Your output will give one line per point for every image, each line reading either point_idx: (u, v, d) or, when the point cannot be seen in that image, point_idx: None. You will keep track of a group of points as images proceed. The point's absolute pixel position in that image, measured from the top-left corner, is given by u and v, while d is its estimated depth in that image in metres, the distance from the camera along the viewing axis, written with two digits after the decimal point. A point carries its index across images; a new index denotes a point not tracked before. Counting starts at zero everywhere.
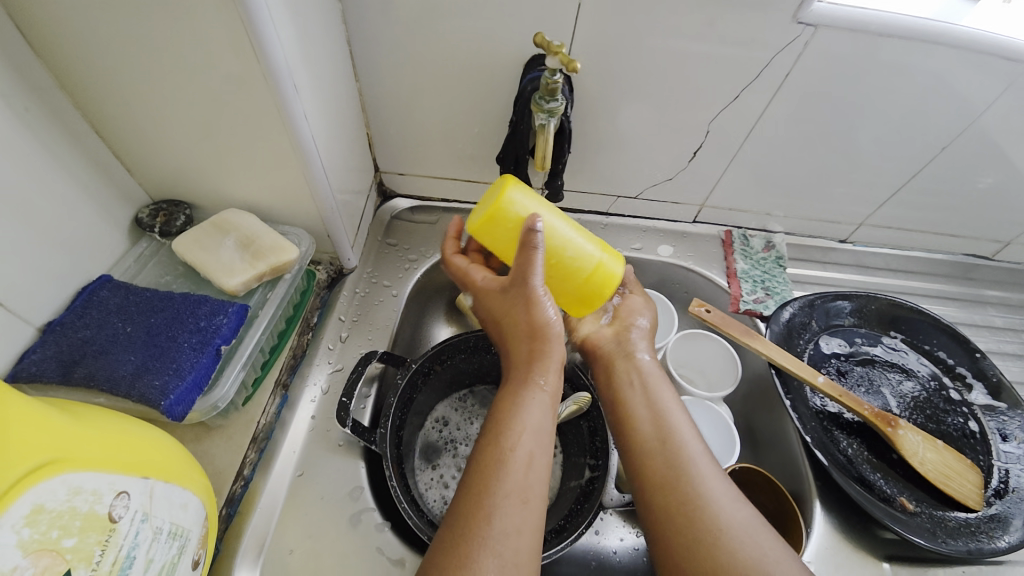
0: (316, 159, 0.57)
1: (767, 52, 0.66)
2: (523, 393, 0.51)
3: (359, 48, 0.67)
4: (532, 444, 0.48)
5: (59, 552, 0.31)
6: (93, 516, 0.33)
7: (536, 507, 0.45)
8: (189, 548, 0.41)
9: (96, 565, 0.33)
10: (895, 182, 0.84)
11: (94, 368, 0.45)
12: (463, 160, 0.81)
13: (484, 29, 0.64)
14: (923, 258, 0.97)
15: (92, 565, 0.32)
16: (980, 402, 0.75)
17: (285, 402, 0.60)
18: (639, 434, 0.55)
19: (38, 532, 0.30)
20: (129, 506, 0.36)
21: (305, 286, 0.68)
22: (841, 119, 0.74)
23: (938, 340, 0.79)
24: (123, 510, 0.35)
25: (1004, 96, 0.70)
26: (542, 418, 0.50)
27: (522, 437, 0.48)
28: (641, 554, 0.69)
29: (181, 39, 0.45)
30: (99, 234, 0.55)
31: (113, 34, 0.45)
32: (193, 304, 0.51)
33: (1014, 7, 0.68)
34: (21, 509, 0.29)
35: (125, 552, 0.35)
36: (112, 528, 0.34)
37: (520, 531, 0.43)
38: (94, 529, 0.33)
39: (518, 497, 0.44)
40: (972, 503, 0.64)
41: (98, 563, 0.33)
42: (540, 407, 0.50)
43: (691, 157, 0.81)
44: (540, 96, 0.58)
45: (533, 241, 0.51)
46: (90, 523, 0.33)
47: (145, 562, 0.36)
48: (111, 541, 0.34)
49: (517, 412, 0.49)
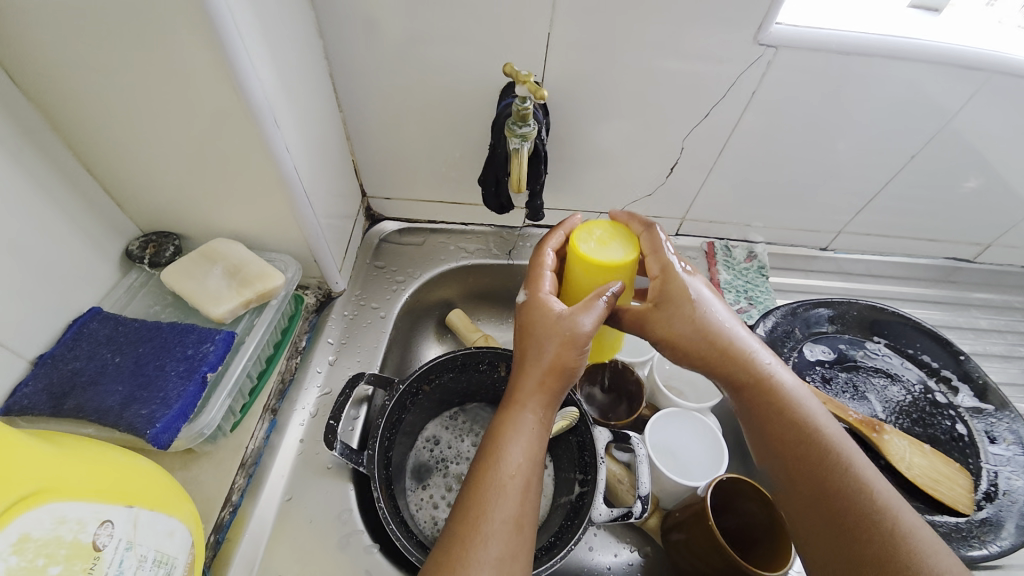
0: (300, 188, 0.59)
1: (733, 70, 0.69)
2: (520, 418, 0.52)
3: (341, 80, 0.69)
4: (528, 471, 0.49)
5: None
6: (78, 544, 0.34)
7: (529, 533, 0.46)
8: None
9: None
10: (870, 189, 0.86)
11: (83, 400, 0.46)
12: (447, 182, 0.83)
13: (461, 58, 0.67)
14: (906, 263, 0.99)
15: None
16: (967, 405, 0.75)
17: (274, 427, 0.61)
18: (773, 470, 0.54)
19: (25, 560, 0.31)
20: (113, 534, 0.36)
21: (294, 311, 0.70)
22: (812, 131, 0.77)
23: (920, 344, 0.80)
24: (107, 539, 0.36)
25: (973, 100, 0.72)
26: (537, 442, 0.51)
27: (519, 463, 0.49)
28: (635, 570, 0.69)
29: (166, 81, 0.48)
30: (90, 267, 0.57)
31: (102, 78, 0.47)
32: (182, 333, 0.52)
33: (969, 21, 0.72)
34: (9, 537, 0.30)
35: None
36: (96, 556, 0.35)
37: (515, 556, 0.45)
38: (79, 557, 0.34)
39: (512, 524, 0.46)
40: (963, 507, 0.64)
41: None
42: (535, 430, 0.51)
43: (669, 172, 0.83)
44: (513, 124, 0.61)
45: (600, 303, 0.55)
46: (76, 552, 0.33)
47: None
48: (95, 568, 0.34)
49: (517, 436, 0.50)
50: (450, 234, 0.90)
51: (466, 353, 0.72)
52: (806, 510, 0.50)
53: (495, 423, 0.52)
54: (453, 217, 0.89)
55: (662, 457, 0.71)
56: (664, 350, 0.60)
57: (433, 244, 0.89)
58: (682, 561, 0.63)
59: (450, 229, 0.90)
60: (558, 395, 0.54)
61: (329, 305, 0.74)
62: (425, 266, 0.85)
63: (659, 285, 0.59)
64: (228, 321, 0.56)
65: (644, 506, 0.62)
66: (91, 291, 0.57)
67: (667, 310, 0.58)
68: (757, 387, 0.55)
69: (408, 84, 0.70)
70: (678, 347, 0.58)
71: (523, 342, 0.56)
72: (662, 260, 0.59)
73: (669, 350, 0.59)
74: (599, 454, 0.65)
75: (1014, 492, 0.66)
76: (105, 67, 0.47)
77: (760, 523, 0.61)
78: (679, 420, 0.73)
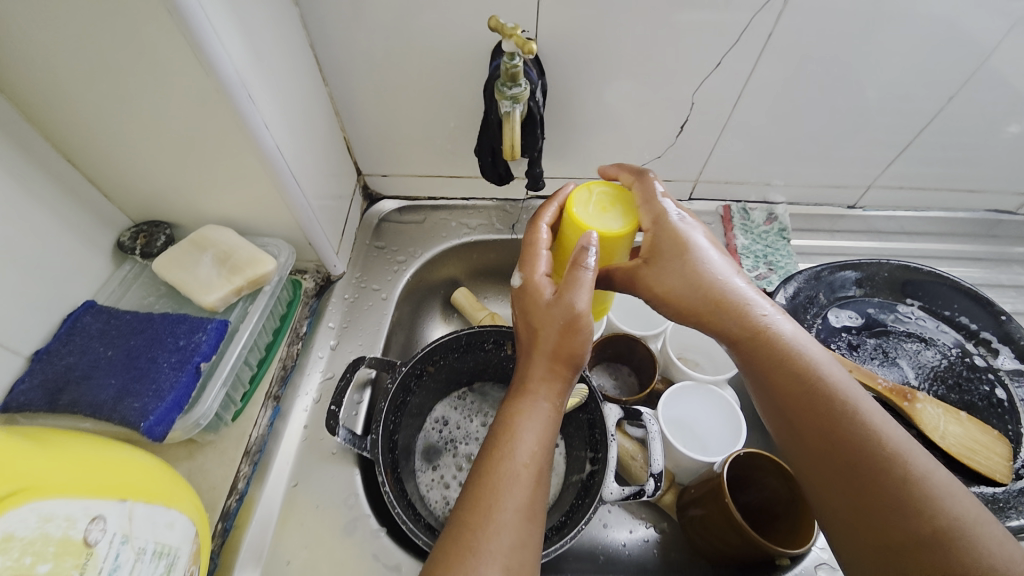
0: (284, 167, 0.56)
1: (746, 13, 0.62)
2: (533, 406, 0.49)
3: (323, 51, 0.65)
4: (542, 459, 0.47)
5: None
6: (68, 541, 0.33)
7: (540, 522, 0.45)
8: (179, 566, 0.42)
9: None
10: (902, 138, 0.79)
11: (77, 395, 0.46)
12: (443, 155, 0.79)
13: (446, 19, 0.62)
14: (941, 218, 0.91)
15: None
16: (1007, 368, 0.70)
17: (278, 413, 0.60)
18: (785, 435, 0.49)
19: (12, 559, 0.30)
20: (106, 529, 0.36)
21: (291, 296, 0.69)
22: (837, 76, 0.70)
23: (959, 305, 0.74)
24: (99, 534, 0.35)
25: (1010, 34, 0.65)
26: (550, 429, 0.49)
27: (533, 453, 0.47)
28: (651, 546, 0.67)
29: (129, 58, 0.45)
30: (80, 261, 0.56)
31: (63, 59, 0.45)
32: (173, 323, 0.51)
33: None
34: None
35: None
36: (89, 551, 0.34)
37: (527, 545, 0.43)
38: (71, 554, 0.33)
39: (524, 514, 0.44)
40: (1000, 477, 0.60)
41: None
42: (548, 417, 0.49)
43: (679, 131, 0.78)
44: (502, 85, 0.56)
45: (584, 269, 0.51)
46: (66, 548, 0.33)
47: None
48: (89, 565, 0.34)
49: (527, 424, 0.48)
50: (451, 210, 0.86)
51: (469, 332, 0.69)
52: (826, 492, 0.45)
53: (506, 410, 0.50)
54: (452, 192, 0.86)
55: (676, 432, 0.68)
56: (662, 310, 0.55)
57: (434, 221, 0.86)
58: (699, 538, 0.61)
59: (450, 205, 0.87)
60: (571, 378, 0.52)
61: (329, 289, 0.73)
62: (425, 245, 0.82)
63: (651, 238, 0.55)
64: (223, 311, 0.55)
65: (658, 483, 0.59)
66: (85, 284, 0.56)
67: (660, 267, 0.54)
68: (757, 348, 0.50)
69: (394, 53, 0.66)
70: (675, 307, 0.53)
71: (528, 327, 0.53)
72: (654, 210, 0.55)
73: (665, 309, 0.55)
74: (609, 431, 0.62)
75: None
76: (66, 50, 0.44)
77: (783, 499, 0.58)
78: (694, 393, 0.70)
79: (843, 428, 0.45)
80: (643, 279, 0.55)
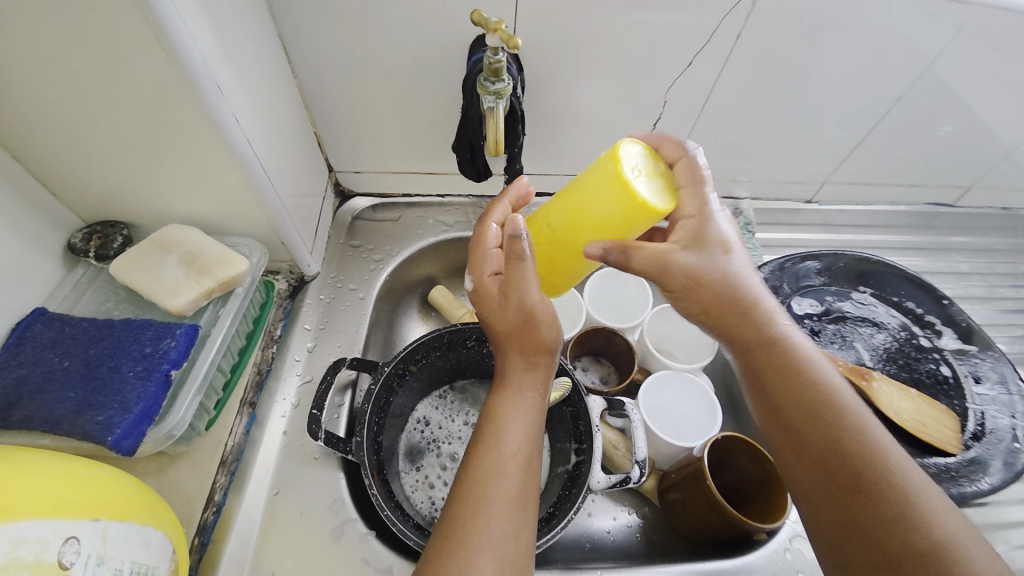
0: (255, 163, 0.54)
1: (714, 16, 0.64)
2: (517, 397, 0.50)
3: (292, 41, 0.63)
4: (530, 448, 0.47)
5: None
6: (41, 565, 0.31)
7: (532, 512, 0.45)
8: None
9: None
10: (854, 137, 0.84)
11: (31, 410, 0.42)
12: (419, 151, 0.78)
13: (422, 13, 0.61)
14: (888, 211, 0.98)
15: None
16: (951, 347, 0.76)
17: (254, 420, 0.58)
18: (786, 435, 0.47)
19: None
20: (81, 551, 0.33)
21: (264, 298, 0.66)
22: (798, 78, 0.73)
23: (906, 291, 0.80)
24: (74, 556, 0.33)
25: (955, 42, 0.70)
26: (535, 418, 0.50)
27: (520, 442, 0.47)
28: (634, 532, 0.69)
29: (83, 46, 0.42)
30: (28, 266, 0.51)
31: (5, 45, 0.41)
32: (137, 330, 0.48)
33: None
34: None
35: None
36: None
37: (520, 534, 0.43)
38: None
39: (515, 503, 0.44)
40: (949, 448, 0.65)
41: None
42: (533, 407, 0.50)
43: (651, 129, 0.80)
44: (486, 78, 0.56)
45: (521, 255, 0.52)
46: (39, 573, 0.31)
47: None
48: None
49: (512, 415, 0.49)
50: (427, 207, 0.85)
51: (452, 329, 0.69)
52: (790, 474, 0.47)
53: (487, 409, 0.50)
54: (428, 189, 0.84)
55: (658, 420, 0.70)
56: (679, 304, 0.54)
57: (410, 219, 0.84)
58: (680, 521, 0.63)
59: (426, 202, 0.85)
60: (550, 364, 0.52)
61: (303, 290, 0.70)
62: (402, 243, 0.81)
63: (693, 227, 0.53)
64: (191, 315, 0.52)
65: (641, 470, 0.61)
66: (34, 291, 0.52)
67: (694, 254, 0.52)
68: (775, 353, 0.49)
69: (368, 46, 0.64)
70: (691, 301, 0.52)
71: (495, 328, 0.54)
72: (699, 199, 0.52)
73: (680, 305, 0.53)
74: (594, 423, 0.64)
75: (999, 431, 0.68)
76: (9, 35, 0.40)
77: (755, 479, 0.61)
78: (672, 382, 0.72)
79: (816, 412, 0.46)
80: (671, 262, 0.51)
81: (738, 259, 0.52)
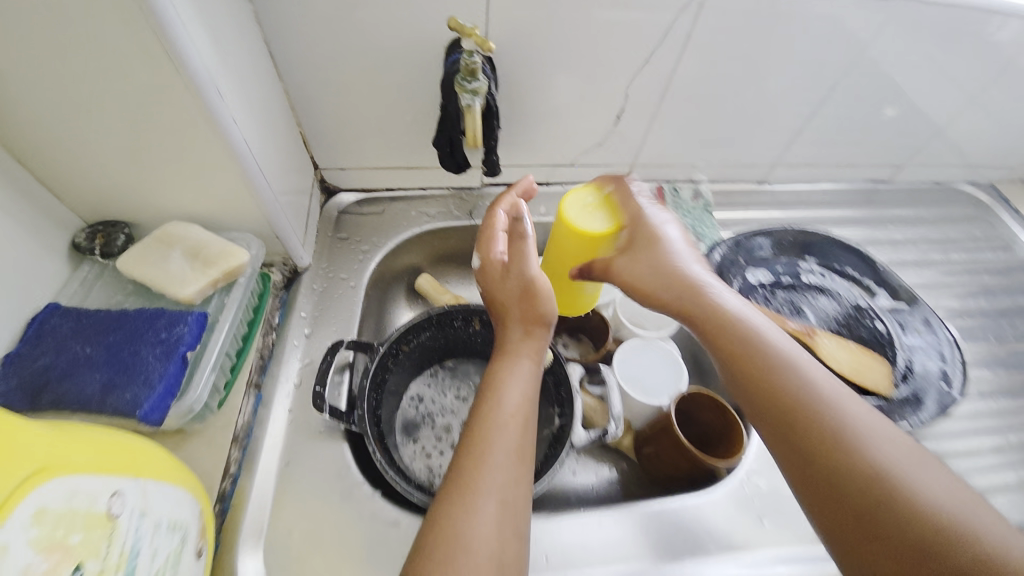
0: (251, 161, 0.58)
1: (665, 16, 0.71)
2: (517, 367, 0.58)
3: (277, 47, 0.67)
4: (528, 409, 0.54)
5: (68, 547, 0.33)
6: (93, 513, 0.36)
7: (527, 464, 0.51)
8: (189, 538, 0.45)
9: (105, 556, 0.36)
10: (797, 122, 0.93)
11: (61, 393, 0.47)
12: (400, 147, 0.83)
13: (400, 18, 0.66)
14: (831, 188, 1.08)
15: (100, 557, 0.35)
16: (884, 304, 0.86)
17: (260, 400, 0.62)
18: (784, 408, 0.51)
19: (47, 530, 0.32)
20: (125, 504, 0.38)
21: (262, 289, 0.71)
22: (743, 70, 0.81)
23: (845, 259, 0.91)
24: (120, 508, 0.38)
25: (885, 24, 0.78)
26: (531, 385, 0.57)
27: (518, 404, 0.54)
28: (615, 486, 0.77)
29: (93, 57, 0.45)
30: (38, 265, 0.55)
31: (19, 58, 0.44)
32: (150, 318, 0.52)
33: None
34: (28, 510, 0.31)
35: (128, 545, 0.38)
36: (112, 524, 0.37)
37: (517, 480, 0.49)
38: (97, 526, 0.36)
39: (513, 455, 0.50)
40: (884, 389, 0.75)
41: (106, 555, 0.36)
42: (530, 376, 0.57)
43: (615, 119, 0.86)
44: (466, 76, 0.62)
45: (521, 233, 0.67)
46: (92, 521, 0.35)
47: (149, 552, 0.40)
48: (112, 546, 0.36)
49: (511, 380, 0.56)
50: (410, 200, 0.90)
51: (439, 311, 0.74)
52: (756, 419, 0.53)
53: (491, 372, 0.58)
54: (409, 182, 0.89)
55: (633, 381, 0.75)
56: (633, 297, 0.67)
57: (394, 211, 0.89)
58: (654, 470, 0.71)
59: (408, 195, 0.90)
60: (545, 338, 0.62)
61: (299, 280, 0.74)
62: (388, 234, 0.85)
63: (628, 234, 0.69)
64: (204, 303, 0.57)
65: (617, 426, 0.68)
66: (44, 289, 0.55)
67: (632, 255, 0.67)
68: (735, 335, 0.57)
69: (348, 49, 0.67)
70: (637, 288, 0.66)
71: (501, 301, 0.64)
72: (633, 215, 0.70)
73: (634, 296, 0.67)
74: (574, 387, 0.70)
75: (925, 373, 0.78)
76: (23, 49, 0.44)
77: (717, 428, 0.69)
78: (643, 349, 0.79)
79: (778, 366, 0.53)
80: (616, 267, 0.68)
81: (679, 251, 0.66)
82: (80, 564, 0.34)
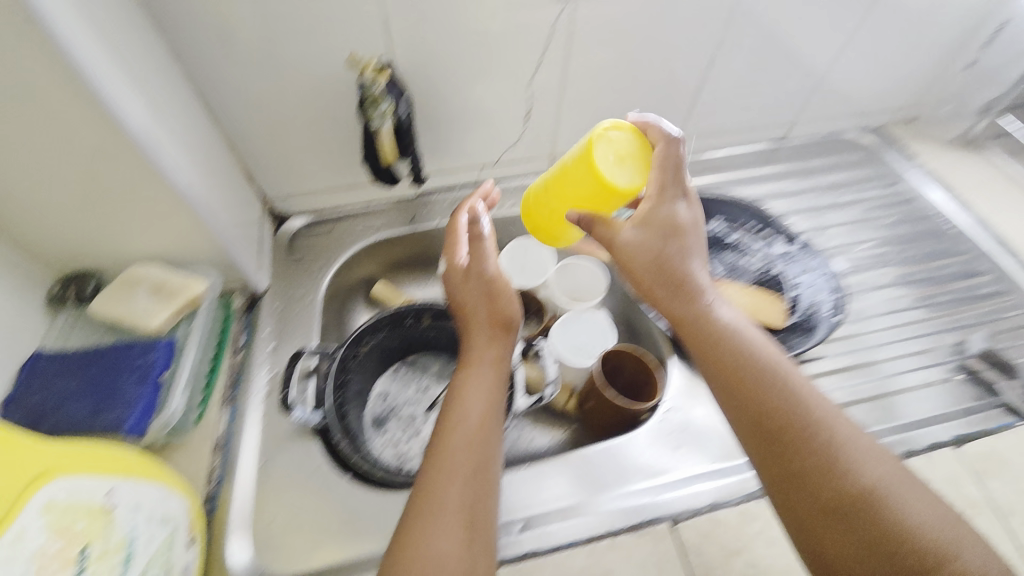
0: (199, 205, 0.66)
1: (548, 22, 0.81)
2: (481, 379, 0.65)
3: (207, 96, 0.75)
4: (485, 414, 0.62)
5: (71, 533, 0.42)
6: (91, 509, 0.44)
7: (484, 469, 0.58)
8: (180, 530, 0.54)
9: (104, 541, 0.45)
10: (692, 95, 1.02)
11: (55, 420, 0.54)
12: (337, 169, 0.91)
13: (311, 58, 0.75)
14: (742, 148, 1.17)
15: (99, 541, 0.44)
16: (779, 250, 0.97)
17: (235, 414, 0.70)
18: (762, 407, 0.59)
19: (54, 520, 0.40)
20: (122, 499, 0.47)
21: (225, 313, 0.79)
22: (629, 58, 0.91)
23: (745, 214, 1.00)
24: (116, 503, 0.47)
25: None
26: (493, 395, 0.64)
27: (477, 410, 0.62)
28: (566, 444, 0.86)
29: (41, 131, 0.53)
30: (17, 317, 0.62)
31: None
32: (125, 350, 0.60)
33: None
34: (40, 502, 0.39)
35: (124, 534, 0.47)
36: (107, 517, 0.45)
37: (477, 481, 0.57)
38: (94, 519, 0.44)
39: (469, 459, 0.58)
40: (776, 323, 0.86)
41: (104, 540, 0.45)
42: (489, 386, 0.65)
43: (526, 118, 0.95)
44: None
45: (480, 235, 0.75)
46: (90, 516, 0.44)
47: (143, 539, 0.48)
48: (107, 546, 0.45)
49: (473, 390, 0.64)
50: (355, 216, 0.98)
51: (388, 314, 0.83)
52: (732, 415, 0.62)
53: (456, 386, 0.66)
54: (353, 200, 0.97)
55: (569, 349, 0.85)
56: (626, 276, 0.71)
57: (343, 229, 0.97)
58: (595, 423, 0.80)
59: (354, 211, 0.98)
60: (506, 345, 0.71)
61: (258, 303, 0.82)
62: (340, 250, 0.94)
63: (644, 211, 0.67)
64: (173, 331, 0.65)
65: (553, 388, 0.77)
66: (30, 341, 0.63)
67: (648, 236, 0.67)
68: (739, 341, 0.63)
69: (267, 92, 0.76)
70: (627, 266, 0.68)
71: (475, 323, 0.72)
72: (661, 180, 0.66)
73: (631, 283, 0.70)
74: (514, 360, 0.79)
75: (812, 304, 0.89)
76: None
77: (640, 379, 0.79)
78: (577, 322, 0.88)
79: (778, 382, 0.60)
80: (619, 239, 0.67)
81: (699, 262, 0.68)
82: (80, 548, 0.42)
